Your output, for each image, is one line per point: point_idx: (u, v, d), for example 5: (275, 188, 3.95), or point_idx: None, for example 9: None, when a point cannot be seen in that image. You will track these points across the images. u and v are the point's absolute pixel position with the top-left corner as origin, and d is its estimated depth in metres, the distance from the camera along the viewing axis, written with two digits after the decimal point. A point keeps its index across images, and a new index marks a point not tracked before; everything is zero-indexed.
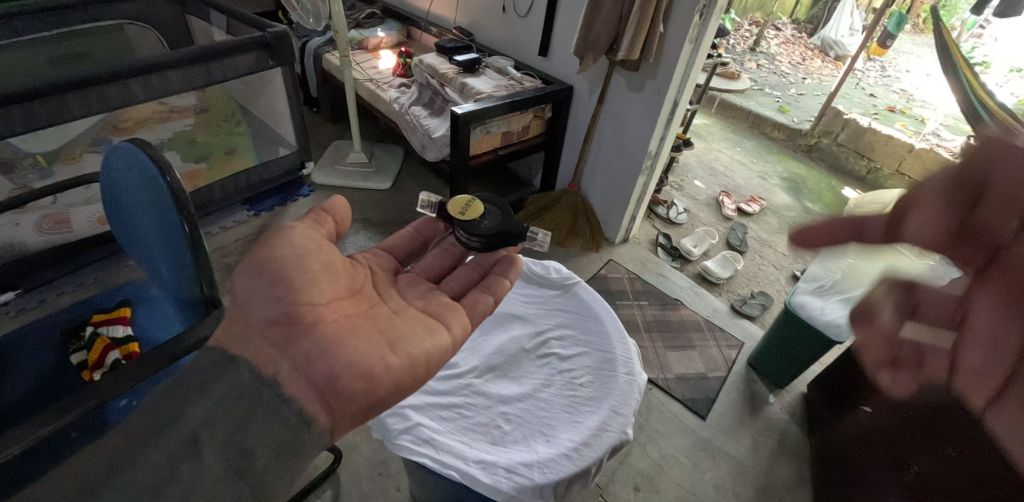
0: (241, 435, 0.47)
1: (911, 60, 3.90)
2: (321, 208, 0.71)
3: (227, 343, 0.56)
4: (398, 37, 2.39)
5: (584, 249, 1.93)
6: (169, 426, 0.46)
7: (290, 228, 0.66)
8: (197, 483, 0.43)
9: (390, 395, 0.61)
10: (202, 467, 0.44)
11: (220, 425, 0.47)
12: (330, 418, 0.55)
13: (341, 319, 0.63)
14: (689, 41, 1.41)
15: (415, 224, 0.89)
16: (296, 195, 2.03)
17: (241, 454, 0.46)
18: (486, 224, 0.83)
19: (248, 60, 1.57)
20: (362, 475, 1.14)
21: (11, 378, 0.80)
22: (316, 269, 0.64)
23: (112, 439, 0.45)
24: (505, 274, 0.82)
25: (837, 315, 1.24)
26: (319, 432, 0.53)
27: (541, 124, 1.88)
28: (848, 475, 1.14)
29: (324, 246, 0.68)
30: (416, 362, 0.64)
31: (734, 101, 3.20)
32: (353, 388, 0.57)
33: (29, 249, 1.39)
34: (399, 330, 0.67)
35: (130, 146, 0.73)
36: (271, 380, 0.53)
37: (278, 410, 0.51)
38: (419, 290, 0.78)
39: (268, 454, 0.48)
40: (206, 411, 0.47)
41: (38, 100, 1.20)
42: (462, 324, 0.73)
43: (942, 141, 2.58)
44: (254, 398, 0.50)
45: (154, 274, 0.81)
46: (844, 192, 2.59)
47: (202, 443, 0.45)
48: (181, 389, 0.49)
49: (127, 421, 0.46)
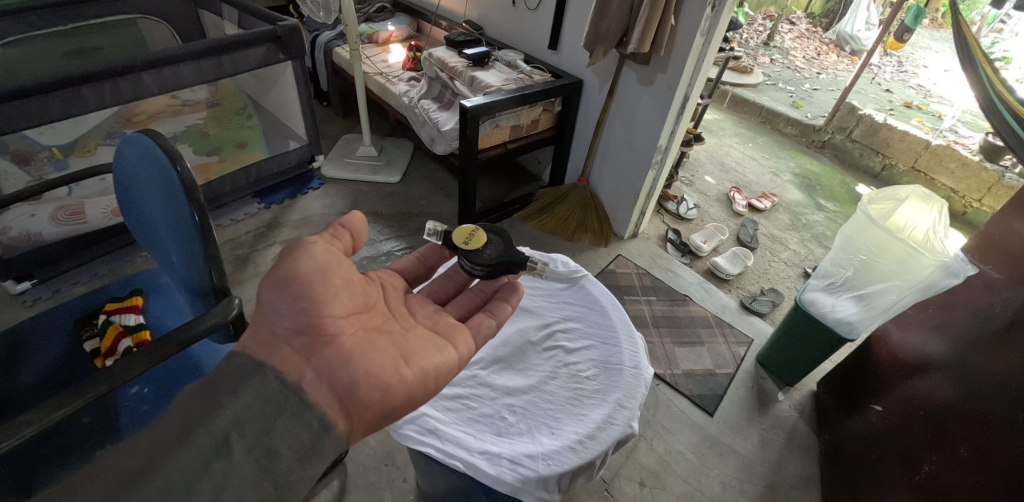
0: (269, 436, 0.49)
1: (929, 55, 3.81)
2: (342, 222, 0.70)
3: (252, 349, 0.56)
4: (408, 31, 2.39)
5: (593, 245, 1.92)
6: (197, 426, 0.46)
7: (311, 242, 0.64)
8: (228, 480, 0.44)
9: (403, 406, 0.62)
10: (232, 465, 0.45)
11: (249, 427, 0.48)
12: (347, 425, 0.56)
13: (358, 332, 0.64)
14: (701, 34, 1.39)
15: (420, 251, 0.90)
16: (306, 189, 2.04)
17: (268, 453, 0.48)
18: (490, 254, 0.85)
19: (259, 54, 1.58)
20: (369, 466, 1.15)
21: (27, 364, 0.82)
22: (338, 284, 0.64)
23: (145, 436, 0.46)
24: (507, 299, 0.81)
25: (848, 312, 1.22)
26: (337, 436, 0.54)
27: (550, 118, 1.87)
28: (854, 474, 1.13)
29: (343, 262, 0.67)
30: (428, 375, 0.64)
31: (746, 96, 3.16)
32: (371, 398, 0.58)
33: (45, 239, 1.41)
34: (414, 345, 0.67)
35: (142, 138, 0.73)
36: (296, 386, 0.54)
37: (302, 415, 0.52)
38: (427, 311, 0.78)
39: (292, 455, 0.49)
40: (235, 412, 0.49)
41: (54, 92, 1.22)
42: (467, 342, 0.73)
43: (960, 137, 2.52)
44: (280, 402, 0.52)
45: (166, 263, 0.83)
46: (857, 188, 2.54)
47: (232, 443, 0.47)
48: (210, 390, 0.50)
49: (155, 423, 0.47)
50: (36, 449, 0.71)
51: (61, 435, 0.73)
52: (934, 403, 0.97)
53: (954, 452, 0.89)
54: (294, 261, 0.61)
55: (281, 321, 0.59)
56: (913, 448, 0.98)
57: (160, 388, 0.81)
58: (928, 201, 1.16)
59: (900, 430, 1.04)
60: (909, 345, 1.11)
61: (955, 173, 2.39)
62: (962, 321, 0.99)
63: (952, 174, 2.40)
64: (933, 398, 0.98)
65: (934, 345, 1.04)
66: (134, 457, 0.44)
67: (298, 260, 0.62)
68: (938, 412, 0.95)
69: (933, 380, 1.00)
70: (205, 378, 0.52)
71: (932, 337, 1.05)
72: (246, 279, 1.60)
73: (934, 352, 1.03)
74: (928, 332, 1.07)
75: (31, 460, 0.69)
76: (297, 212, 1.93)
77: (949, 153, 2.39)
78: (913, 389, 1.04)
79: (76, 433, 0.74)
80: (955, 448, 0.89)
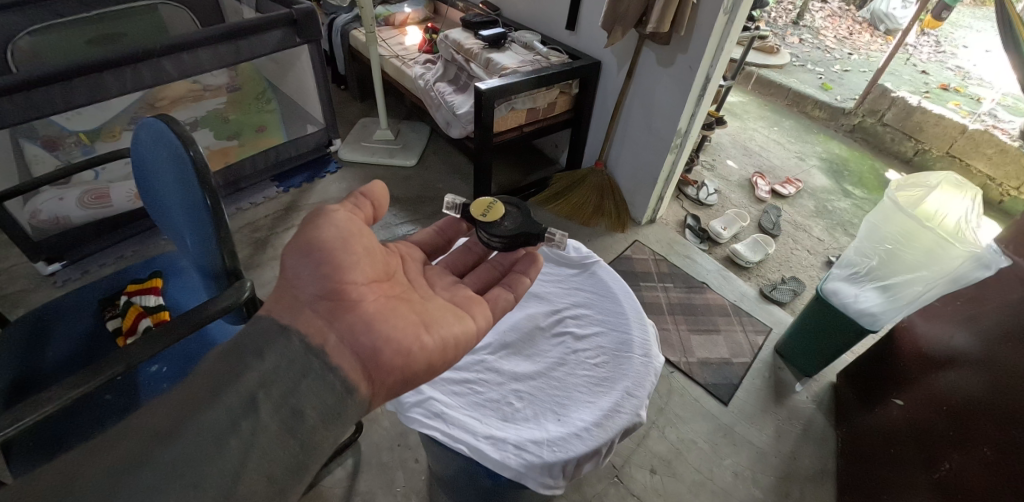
0: (294, 396, 0.50)
1: (970, 34, 3.59)
2: (363, 190, 0.69)
3: (277, 313, 0.57)
4: (424, 13, 2.35)
5: (609, 229, 1.90)
6: (226, 386, 0.48)
7: (334, 209, 0.64)
8: (255, 439, 0.46)
9: (423, 373, 0.63)
10: (259, 424, 0.46)
11: (275, 387, 0.49)
12: (369, 388, 0.57)
13: (380, 300, 0.64)
14: (724, 12, 1.33)
15: (438, 224, 0.89)
16: (323, 172, 2.06)
17: (293, 414, 0.49)
18: (508, 226, 0.83)
19: (276, 38, 1.58)
20: (382, 446, 1.18)
21: (54, 341, 0.85)
22: (359, 252, 0.63)
23: (176, 395, 0.47)
24: (525, 272, 0.81)
25: (872, 303, 1.18)
26: (360, 399, 0.55)
27: (568, 100, 1.83)
28: (872, 470, 1.10)
29: (365, 230, 0.66)
30: (447, 344, 0.65)
31: (773, 77, 3.03)
32: (392, 364, 0.59)
33: (72, 223, 1.48)
34: (433, 314, 0.67)
35: (157, 122, 0.74)
36: (319, 349, 0.55)
37: (326, 377, 0.53)
38: (446, 282, 0.79)
39: (316, 416, 0.50)
40: (262, 374, 0.50)
41: (76, 78, 1.24)
42: (486, 315, 0.73)
43: (1000, 122, 2.38)
44: (305, 364, 0.52)
45: (182, 245, 0.84)
46: (887, 175, 2.44)
47: (259, 402, 0.48)
48: (238, 353, 0.51)
49: (186, 383, 0.48)
50: (64, 423, 0.74)
51: (87, 410, 0.77)
52: (957, 398, 0.94)
53: (976, 451, 0.86)
54: (318, 228, 0.61)
55: (310, 285, 0.59)
56: (931, 446, 0.96)
57: (178, 367, 0.84)
58: (961, 188, 1.11)
59: (920, 424, 1.01)
60: (934, 337, 1.08)
61: (992, 159, 2.27)
62: (992, 315, 0.95)
63: (989, 160, 2.28)
64: (959, 392, 0.94)
65: (960, 339, 1.00)
66: (166, 413, 0.45)
67: (321, 227, 0.61)
68: (963, 407, 0.92)
69: (958, 374, 0.97)
70: (229, 342, 0.53)
71: (960, 330, 1.01)
72: (264, 262, 1.63)
73: (961, 345, 0.99)
74: (956, 325, 1.03)
75: (59, 434, 0.73)
76: (314, 196, 1.94)
77: (987, 138, 2.27)
78: (937, 382, 1.01)
79: (101, 409, 0.77)
80: (979, 446, 0.86)
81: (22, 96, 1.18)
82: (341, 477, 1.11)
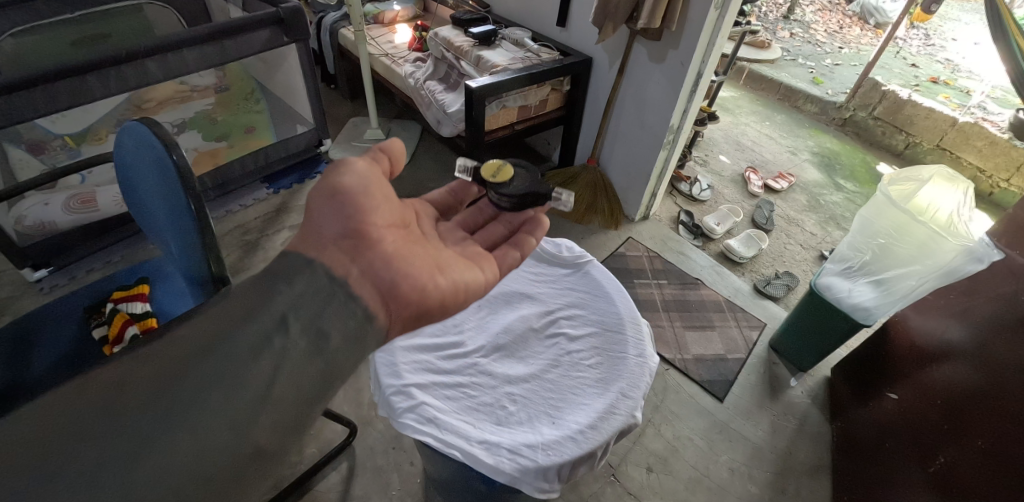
0: (319, 320, 0.56)
1: (958, 27, 3.61)
2: (381, 146, 0.71)
3: (304, 249, 0.62)
4: (414, 11, 2.33)
5: (603, 227, 1.89)
6: (261, 309, 0.54)
7: (354, 160, 0.67)
8: (287, 352, 0.52)
9: (436, 310, 0.67)
10: (289, 342, 0.53)
11: (303, 310, 0.56)
12: (387, 316, 0.62)
13: (398, 242, 0.68)
14: (715, 8, 1.33)
15: (449, 185, 0.89)
16: (314, 173, 2.04)
17: (318, 335, 0.55)
18: (518, 186, 0.82)
19: (263, 37, 1.56)
20: (377, 449, 1.17)
21: (39, 351, 0.84)
22: (380, 199, 0.67)
23: (215, 315, 0.53)
24: (532, 232, 0.81)
25: (865, 297, 1.19)
26: (377, 327, 0.61)
27: (559, 97, 1.82)
28: (868, 465, 1.10)
29: (382, 182, 0.69)
30: (458, 286, 0.68)
31: (764, 72, 3.03)
32: (409, 297, 0.63)
33: (58, 228, 1.45)
34: (445, 259, 0.71)
35: (139, 126, 0.73)
36: (342, 280, 0.60)
37: (348, 304, 0.59)
38: (458, 237, 0.81)
39: (340, 339, 0.56)
40: (291, 300, 0.56)
41: (59, 81, 1.22)
42: (493, 268, 0.76)
43: (989, 114, 2.40)
44: (329, 293, 0.58)
45: (168, 252, 0.83)
46: (878, 168, 2.45)
47: (290, 322, 0.54)
48: (268, 282, 0.57)
49: (227, 304, 0.55)
50: None
51: None
52: (953, 391, 0.94)
53: (971, 444, 0.86)
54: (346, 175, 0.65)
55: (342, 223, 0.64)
56: (927, 439, 0.96)
57: None
58: (953, 181, 1.11)
59: (916, 418, 1.01)
60: (928, 331, 1.08)
61: (983, 151, 2.28)
62: (984, 307, 0.95)
63: (979, 153, 2.30)
64: (954, 386, 0.95)
65: (953, 332, 1.01)
66: (208, 329, 0.52)
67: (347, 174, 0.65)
68: (958, 400, 0.92)
69: (953, 367, 0.97)
70: (259, 273, 0.59)
71: (953, 323, 1.02)
72: (255, 265, 1.61)
73: (953, 339, 1.00)
74: (949, 318, 1.04)
75: None
76: (305, 197, 1.92)
77: (977, 131, 2.28)
78: (932, 376, 1.02)
79: None
80: (974, 439, 0.86)
81: (4, 100, 1.15)
82: (336, 482, 1.10)
